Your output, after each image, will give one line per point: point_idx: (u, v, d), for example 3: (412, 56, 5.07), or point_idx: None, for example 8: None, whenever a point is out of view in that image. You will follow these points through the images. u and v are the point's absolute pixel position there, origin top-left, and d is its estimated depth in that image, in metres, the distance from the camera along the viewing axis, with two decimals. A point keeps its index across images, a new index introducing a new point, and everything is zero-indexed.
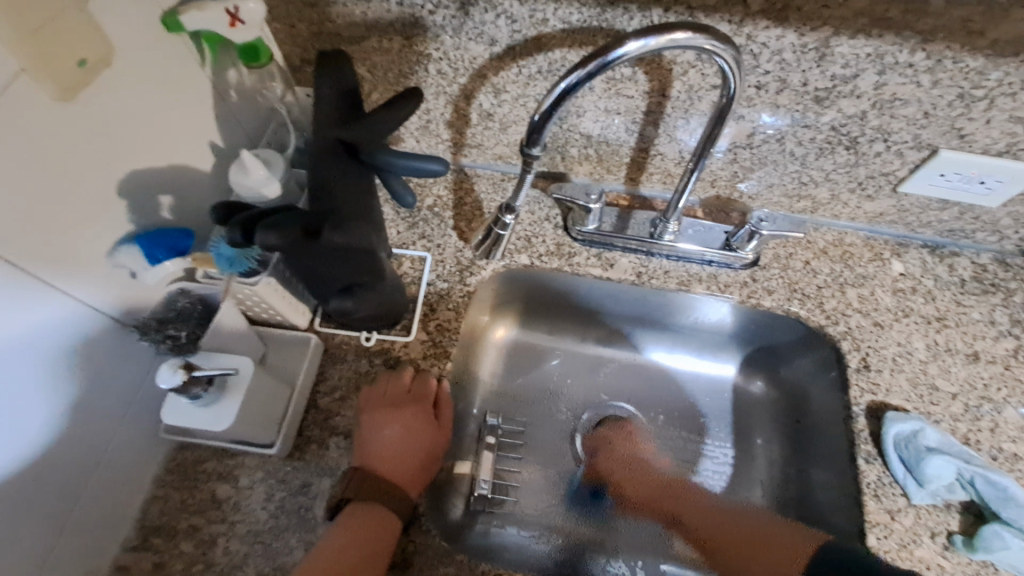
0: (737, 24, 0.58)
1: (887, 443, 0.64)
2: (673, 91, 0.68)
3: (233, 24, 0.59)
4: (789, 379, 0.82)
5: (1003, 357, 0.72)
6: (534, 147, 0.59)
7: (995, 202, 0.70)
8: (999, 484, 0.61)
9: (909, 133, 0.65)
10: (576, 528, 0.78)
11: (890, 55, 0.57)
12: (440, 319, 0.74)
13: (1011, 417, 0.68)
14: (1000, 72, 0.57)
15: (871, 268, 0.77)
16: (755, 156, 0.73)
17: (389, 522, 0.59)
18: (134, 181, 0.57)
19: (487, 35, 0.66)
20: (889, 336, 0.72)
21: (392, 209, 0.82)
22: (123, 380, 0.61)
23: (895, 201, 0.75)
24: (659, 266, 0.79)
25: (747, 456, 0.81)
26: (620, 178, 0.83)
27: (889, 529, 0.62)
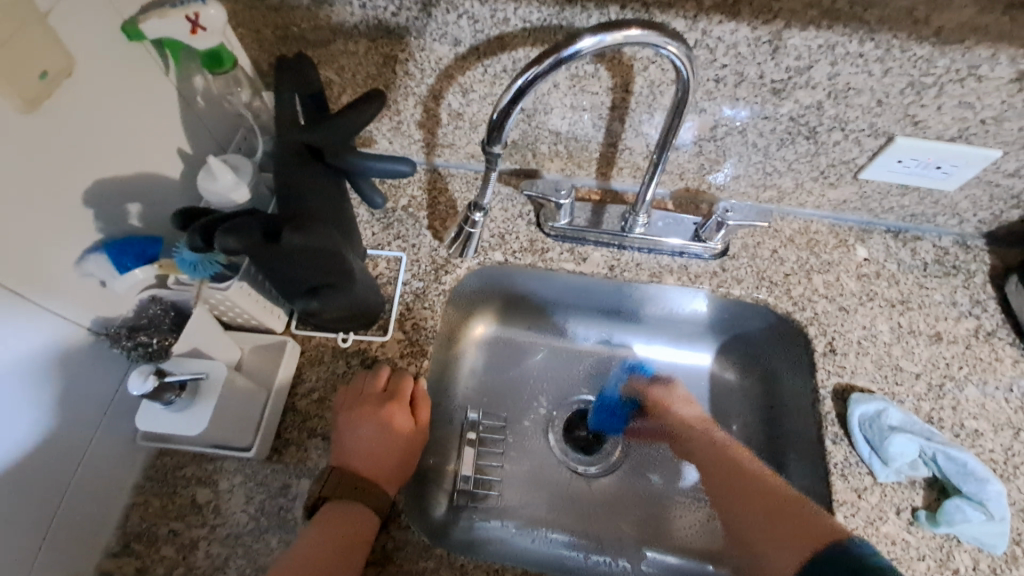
0: (691, 20, 0.59)
1: (852, 424, 0.66)
2: (635, 86, 0.69)
3: (194, 32, 0.59)
4: (761, 366, 0.83)
5: (964, 336, 0.74)
6: (496, 145, 0.60)
7: (953, 185, 0.72)
8: (959, 459, 0.63)
9: (865, 121, 0.67)
10: (560, 521, 0.79)
11: (840, 46, 0.59)
12: (417, 318, 0.75)
13: (971, 395, 0.70)
14: (947, 59, 0.59)
15: (837, 254, 0.79)
16: (719, 148, 0.74)
17: (366, 521, 0.60)
18: (100, 190, 0.58)
19: (451, 35, 0.67)
20: (855, 320, 0.74)
21: (366, 210, 0.82)
22: (98, 388, 0.62)
23: (857, 188, 0.76)
24: (631, 259, 0.81)
25: None
26: (591, 173, 0.84)
27: (856, 507, 0.63)
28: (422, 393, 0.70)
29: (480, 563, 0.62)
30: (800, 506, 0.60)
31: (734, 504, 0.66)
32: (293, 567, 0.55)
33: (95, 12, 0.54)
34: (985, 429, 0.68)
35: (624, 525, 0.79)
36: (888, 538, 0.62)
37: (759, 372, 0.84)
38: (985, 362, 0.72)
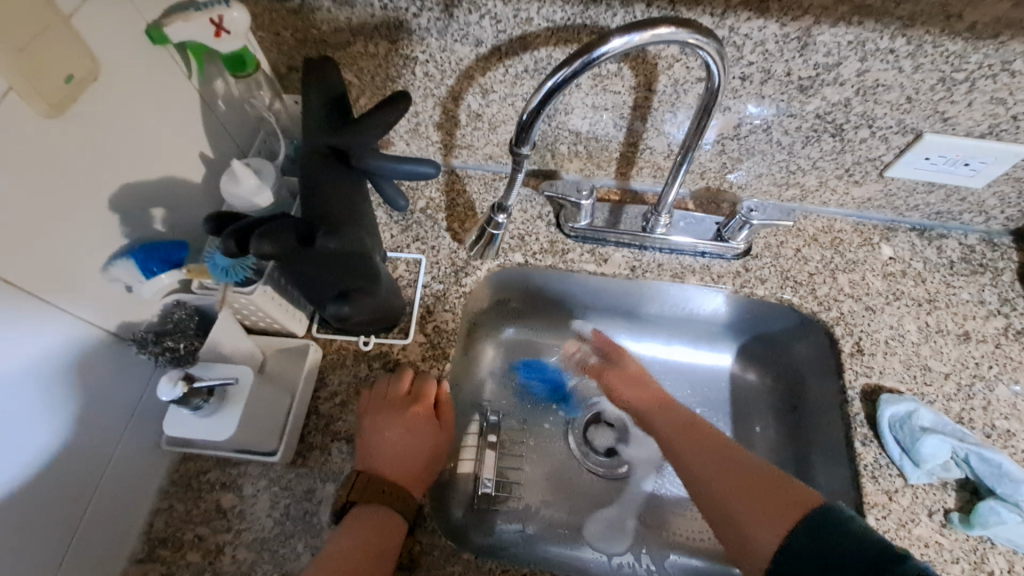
0: (719, 17, 0.58)
1: (882, 425, 0.65)
2: (659, 85, 0.68)
3: (218, 34, 0.59)
4: (784, 367, 0.83)
5: (993, 335, 0.73)
6: (523, 146, 0.60)
7: (981, 182, 0.71)
8: (993, 461, 0.62)
9: (892, 118, 0.66)
10: (583, 525, 0.79)
11: (871, 42, 0.58)
12: (438, 320, 0.75)
13: (1002, 394, 0.69)
14: (979, 55, 0.58)
15: (861, 253, 0.78)
16: (742, 146, 0.73)
17: (395, 524, 0.60)
18: (125, 195, 0.57)
19: (472, 36, 0.66)
20: (881, 320, 0.73)
21: (384, 212, 0.82)
22: (123, 393, 0.61)
23: (882, 186, 0.76)
24: (652, 259, 0.80)
25: (747, 443, 0.82)
26: (610, 173, 0.83)
27: (887, 509, 0.62)
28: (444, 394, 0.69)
29: (508, 568, 0.62)
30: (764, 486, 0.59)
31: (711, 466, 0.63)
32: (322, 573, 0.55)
33: (119, 17, 0.54)
34: (1017, 429, 0.67)
35: (646, 527, 0.79)
36: (920, 541, 0.61)
37: (782, 373, 0.83)
38: (1014, 361, 0.71)
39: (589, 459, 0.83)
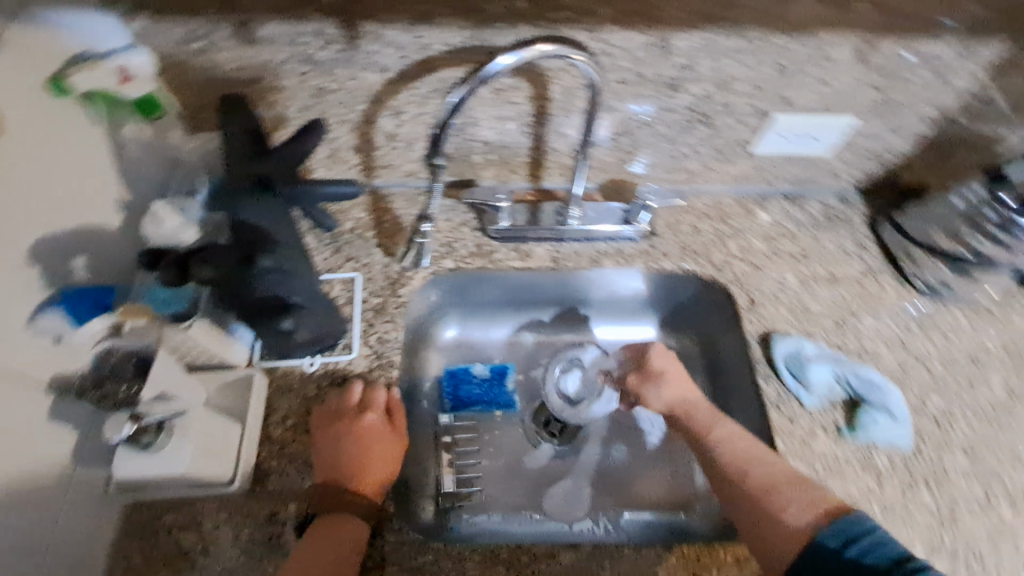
0: (592, 31, 0.67)
1: (778, 361, 0.77)
2: (552, 94, 0.77)
3: (122, 82, 0.62)
4: (699, 330, 0.93)
5: (856, 276, 0.86)
6: (438, 157, 0.66)
7: (827, 151, 0.86)
8: (864, 377, 0.75)
9: (747, 104, 0.78)
10: (543, 503, 0.84)
11: (718, 43, 0.69)
12: (380, 332, 0.78)
13: (868, 323, 0.82)
14: (802, 47, 0.71)
15: (745, 222, 0.91)
16: (633, 140, 0.83)
17: (353, 533, 0.62)
18: (43, 246, 0.57)
19: (378, 64, 0.71)
20: (768, 276, 0.85)
21: (314, 237, 0.84)
22: (58, 448, 0.59)
23: (753, 162, 0.88)
24: (571, 249, 0.88)
25: None
26: (524, 176, 0.91)
27: (792, 433, 0.73)
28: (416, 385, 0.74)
29: (474, 551, 0.65)
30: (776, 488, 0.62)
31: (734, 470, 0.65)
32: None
33: (19, 72, 0.55)
34: (882, 350, 0.80)
35: (600, 495, 0.86)
36: (821, 454, 0.72)
37: (698, 336, 0.93)
38: (874, 295, 0.85)
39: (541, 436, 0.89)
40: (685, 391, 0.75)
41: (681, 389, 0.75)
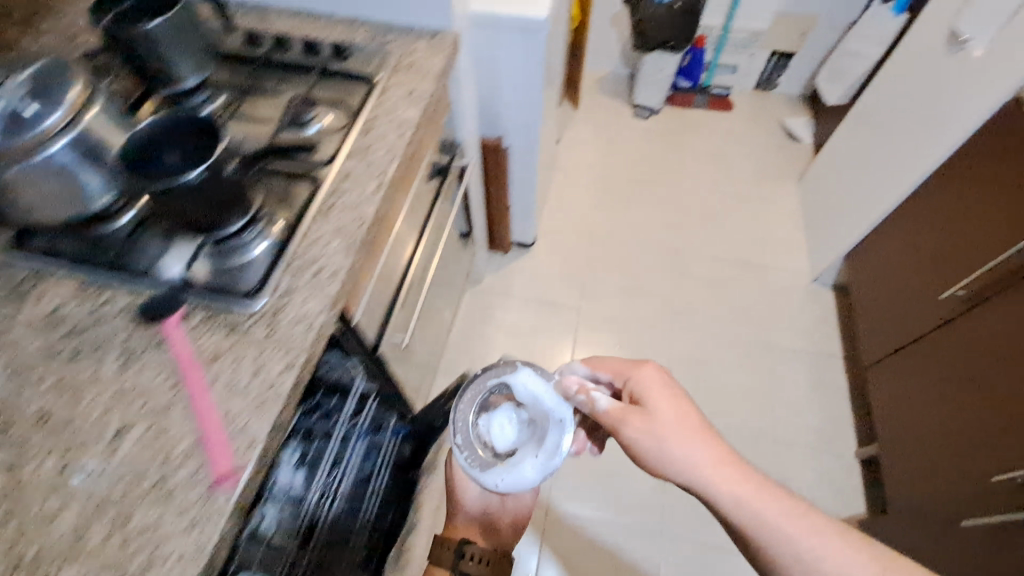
0: None
1: None
2: None
3: None
4: (82, 474, 0.51)
5: None
6: None
7: None
8: None
9: None
10: None
11: None
12: None
13: None
14: None
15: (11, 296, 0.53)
16: None
17: (473, 496, 0.91)
18: None
19: None
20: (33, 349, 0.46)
21: None
22: None
23: None
24: None
25: None
26: None
27: None
28: (608, 365, 0.77)
29: None
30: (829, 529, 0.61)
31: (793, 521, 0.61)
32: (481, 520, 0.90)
33: None
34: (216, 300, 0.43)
35: None
36: None
37: (91, 483, 0.51)
38: None
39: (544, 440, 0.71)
40: (705, 442, 0.66)
41: (688, 430, 0.67)
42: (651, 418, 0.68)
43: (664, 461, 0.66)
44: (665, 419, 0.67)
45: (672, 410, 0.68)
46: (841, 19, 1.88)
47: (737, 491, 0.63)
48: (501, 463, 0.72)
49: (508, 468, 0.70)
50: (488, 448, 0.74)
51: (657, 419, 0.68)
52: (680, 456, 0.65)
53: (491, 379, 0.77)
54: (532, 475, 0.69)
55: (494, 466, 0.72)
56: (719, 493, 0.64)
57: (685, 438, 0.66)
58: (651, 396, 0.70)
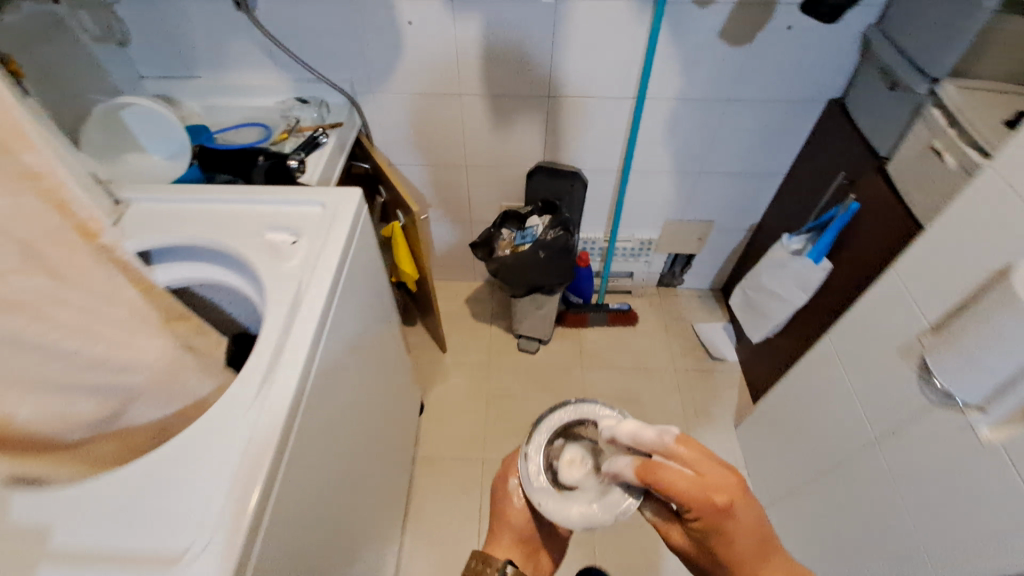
0: None
1: None
2: None
3: None
4: None
5: None
6: None
7: None
8: None
9: None
10: None
11: None
12: None
13: None
14: None
15: None
16: None
17: (514, 504, 0.78)
18: None
19: None
20: None
21: None
22: None
23: None
24: None
25: None
26: None
27: None
28: (658, 476, 0.58)
29: None
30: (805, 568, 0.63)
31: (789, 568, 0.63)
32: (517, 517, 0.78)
33: None
34: None
35: None
36: None
37: None
38: None
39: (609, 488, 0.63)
40: (750, 506, 0.61)
41: (737, 487, 0.60)
42: (704, 536, 0.63)
43: (710, 491, 0.59)
44: (710, 481, 0.59)
45: (705, 469, 0.60)
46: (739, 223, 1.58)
47: (755, 541, 0.62)
48: (559, 494, 0.64)
49: (564, 504, 0.62)
50: (551, 471, 0.66)
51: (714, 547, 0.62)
52: (723, 522, 0.60)
53: (568, 416, 0.67)
54: (576, 520, 0.61)
55: (548, 489, 0.63)
56: (738, 552, 0.61)
57: (737, 513, 0.60)
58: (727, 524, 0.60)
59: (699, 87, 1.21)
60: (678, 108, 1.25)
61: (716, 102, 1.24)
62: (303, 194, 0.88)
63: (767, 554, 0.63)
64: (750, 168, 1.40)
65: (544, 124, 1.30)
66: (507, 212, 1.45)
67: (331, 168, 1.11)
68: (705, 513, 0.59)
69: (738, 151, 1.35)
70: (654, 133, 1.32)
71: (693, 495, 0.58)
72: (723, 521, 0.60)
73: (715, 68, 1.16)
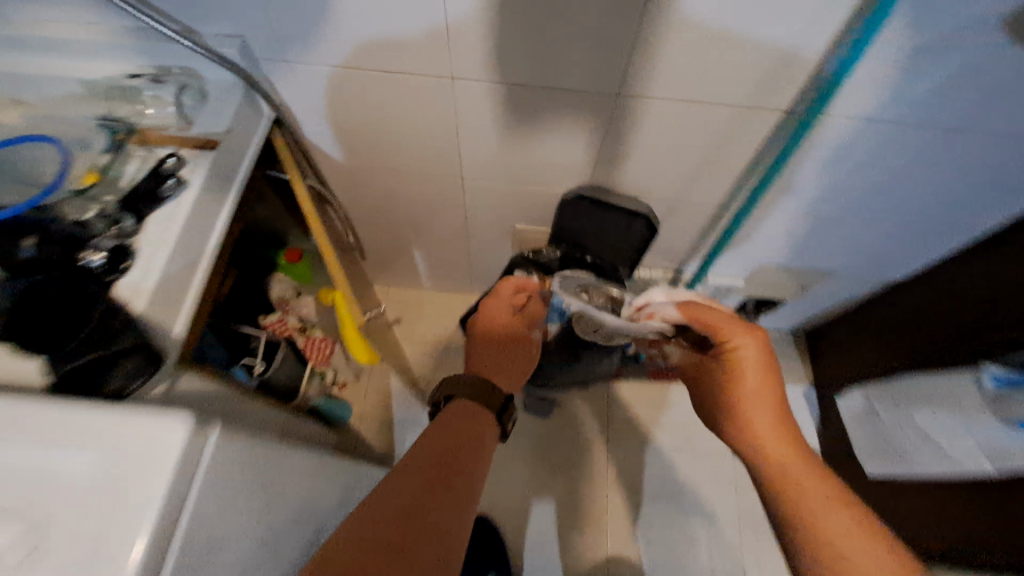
0: None
1: None
2: None
3: None
4: None
5: None
6: None
7: None
8: None
9: None
10: None
11: None
12: None
13: None
14: None
15: None
16: None
17: (507, 318, 0.82)
18: None
19: None
20: None
21: None
22: None
23: None
24: None
25: None
26: None
27: None
28: (700, 314, 0.68)
29: None
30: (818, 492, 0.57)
31: (781, 454, 0.62)
32: (509, 322, 0.82)
33: None
34: None
35: None
36: None
37: None
38: None
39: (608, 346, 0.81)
40: (768, 379, 0.65)
41: (756, 347, 0.66)
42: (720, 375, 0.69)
43: (728, 343, 0.67)
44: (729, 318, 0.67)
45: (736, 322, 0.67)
46: (868, 280, 1.06)
47: (764, 415, 0.64)
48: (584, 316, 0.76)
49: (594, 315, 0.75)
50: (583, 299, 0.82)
51: (738, 377, 0.66)
52: (740, 370, 0.66)
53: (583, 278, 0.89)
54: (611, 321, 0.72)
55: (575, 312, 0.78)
56: (750, 416, 0.65)
57: (754, 351, 0.65)
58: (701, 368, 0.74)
59: (892, 131, 0.66)
60: (841, 149, 0.72)
61: (906, 156, 0.70)
62: (54, 428, 0.44)
63: (794, 447, 0.61)
64: (914, 232, 0.88)
65: (600, 134, 0.74)
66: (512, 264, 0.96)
67: (198, 241, 0.59)
68: (733, 353, 0.67)
69: (912, 215, 0.82)
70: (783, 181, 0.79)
71: (723, 330, 0.66)
72: (745, 357, 0.66)
73: (943, 106, 0.61)
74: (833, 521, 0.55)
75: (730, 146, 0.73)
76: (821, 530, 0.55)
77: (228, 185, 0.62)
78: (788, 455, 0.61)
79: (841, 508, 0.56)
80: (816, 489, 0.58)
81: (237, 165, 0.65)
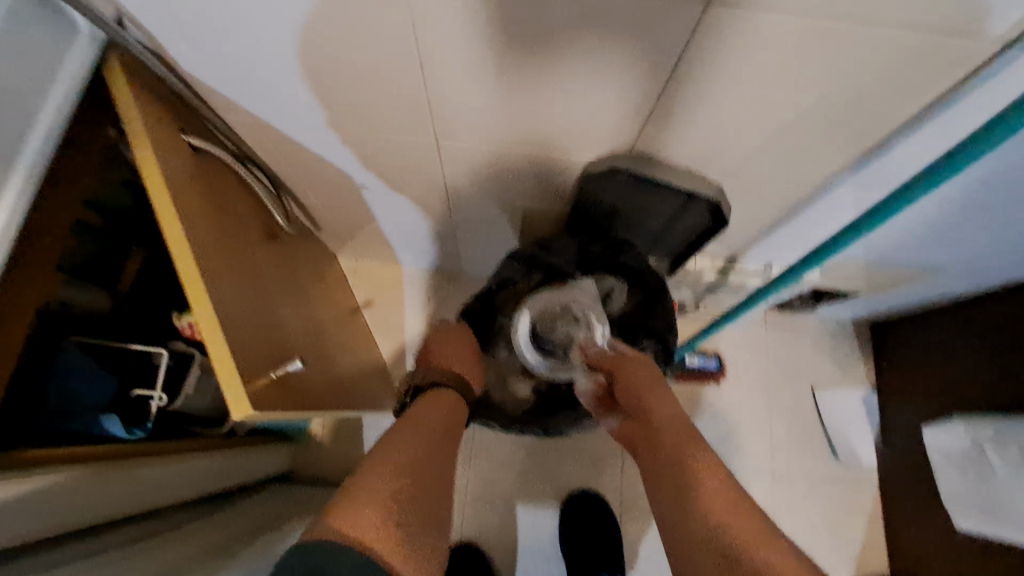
0: None
1: None
2: None
3: None
4: None
5: None
6: None
7: None
8: None
9: None
10: None
11: None
12: None
13: None
14: None
15: None
16: None
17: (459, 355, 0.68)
18: None
19: None
20: None
21: None
22: None
23: None
24: None
25: None
26: None
27: None
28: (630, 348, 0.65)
29: None
30: (718, 495, 0.53)
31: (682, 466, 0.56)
32: (458, 359, 0.67)
33: None
34: None
35: None
36: None
37: None
38: None
39: (575, 365, 0.65)
40: (664, 391, 0.61)
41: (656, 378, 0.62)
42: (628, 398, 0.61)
43: (643, 379, 0.61)
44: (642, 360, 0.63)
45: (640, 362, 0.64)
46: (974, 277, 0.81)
47: (672, 431, 0.58)
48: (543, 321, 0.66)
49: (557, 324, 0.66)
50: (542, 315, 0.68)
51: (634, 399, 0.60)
52: (647, 393, 0.60)
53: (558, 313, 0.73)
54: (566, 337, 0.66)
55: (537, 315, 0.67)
56: (650, 421, 0.60)
57: (661, 387, 0.61)
58: (613, 367, 0.62)
59: None
60: None
61: None
62: None
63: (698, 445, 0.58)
64: None
65: (655, 62, 0.45)
66: (507, 261, 0.71)
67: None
68: (642, 383, 0.61)
69: None
70: (887, 174, 0.58)
71: (639, 367, 0.62)
72: (652, 389, 0.60)
73: None
74: (735, 516, 0.51)
75: (861, 85, 0.45)
76: (720, 519, 0.51)
77: (6, 173, 0.44)
78: (692, 464, 0.56)
79: (739, 509, 0.52)
80: (721, 492, 0.53)
81: (22, 139, 0.44)
